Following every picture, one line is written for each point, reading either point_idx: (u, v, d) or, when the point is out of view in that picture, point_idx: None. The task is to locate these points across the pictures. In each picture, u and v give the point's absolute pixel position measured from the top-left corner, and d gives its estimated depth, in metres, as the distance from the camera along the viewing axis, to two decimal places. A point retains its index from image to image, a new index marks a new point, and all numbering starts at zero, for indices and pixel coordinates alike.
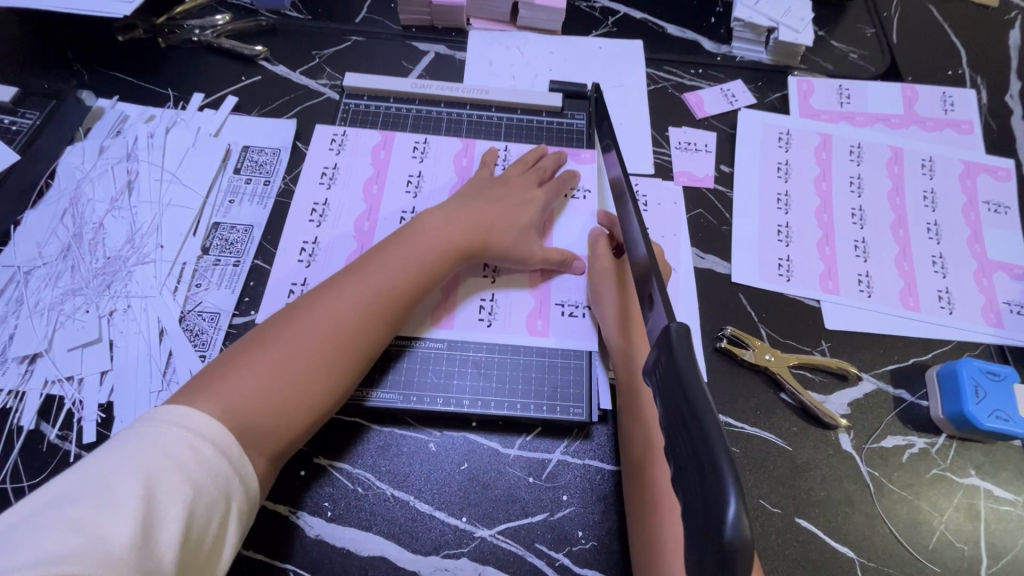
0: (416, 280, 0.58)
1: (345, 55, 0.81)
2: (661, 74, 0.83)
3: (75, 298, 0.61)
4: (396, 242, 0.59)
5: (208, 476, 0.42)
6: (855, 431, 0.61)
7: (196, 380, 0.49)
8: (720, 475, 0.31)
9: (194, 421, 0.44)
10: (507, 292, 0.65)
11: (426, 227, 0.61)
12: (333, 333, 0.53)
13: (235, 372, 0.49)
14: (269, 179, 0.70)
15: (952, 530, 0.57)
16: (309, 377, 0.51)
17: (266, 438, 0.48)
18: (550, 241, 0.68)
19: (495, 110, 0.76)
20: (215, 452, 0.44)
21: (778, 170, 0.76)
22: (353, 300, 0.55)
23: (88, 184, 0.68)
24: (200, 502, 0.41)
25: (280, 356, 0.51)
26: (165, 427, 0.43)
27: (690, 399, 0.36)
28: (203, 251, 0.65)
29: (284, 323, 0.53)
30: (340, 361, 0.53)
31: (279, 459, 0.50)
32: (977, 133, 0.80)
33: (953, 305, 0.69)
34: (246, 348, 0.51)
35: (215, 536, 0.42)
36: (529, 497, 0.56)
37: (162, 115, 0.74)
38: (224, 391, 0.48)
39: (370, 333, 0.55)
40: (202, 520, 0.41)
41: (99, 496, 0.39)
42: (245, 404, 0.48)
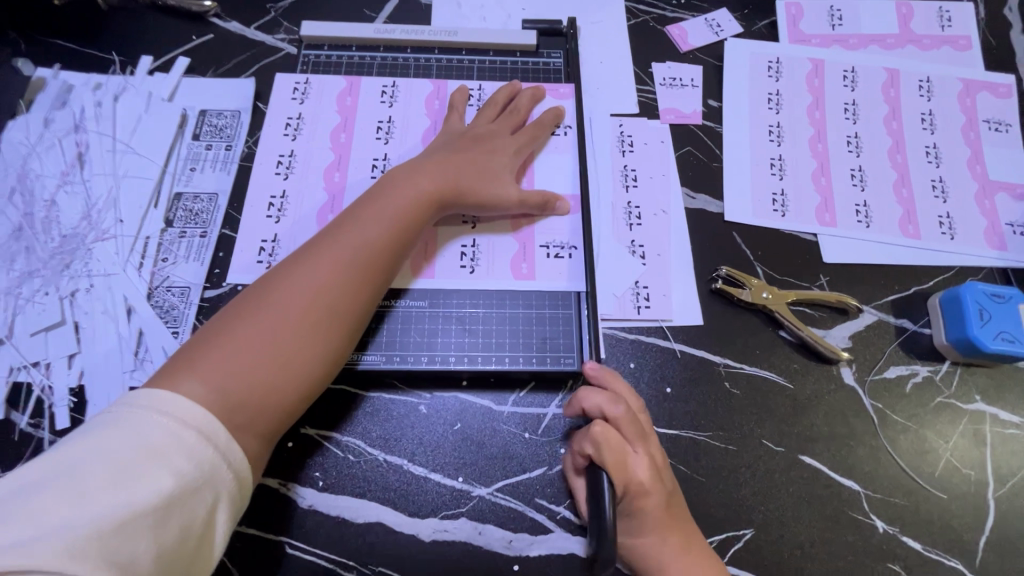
0: (400, 241, 0.55)
1: (301, 5, 0.75)
2: (640, 6, 0.78)
3: (33, 280, 0.58)
4: (373, 200, 0.56)
5: (190, 462, 0.40)
6: (857, 364, 0.60)
7: (175, 359, 0.46)
8: (597, 485, 0.46)
9: (174, 406, 0.41)
10: (488, 238, 0.61)
11: (400, 182, 0.57)
12: (318, 302, 0.50)
13: (217, 350, 0.46)
14: (231, 144, 0.66)
15: (958, 456, 0.56)
16: (299, 349, 0.48)
17: (258, 416, 0.46)
18: (528, 181, 0.64)
19: (466, 53, 0.71)
20: (198, 436, 0.41)
21: (769, 101, 0.72)
22: (336, 264, 0.51)
23: (36, 159, 0.63)
24: (183, 491, 0.39)
25: (264, 329, 0.48)
26: (144, 411, 0.41)
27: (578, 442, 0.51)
28: (167, 223, 0.61)
29: (265, 294, 0.50)
30: (329, 330, 0.50)
31: (272, 435, 0.48)
32: (975, 49, 0.76)
33: (954, 230, 0.66)
34: (226, 324, 0.48)
35: (203, 524, 0.40)
36: (526, 452, 0.54)
37: (109, 82, 0.69)
38: (208, 371, 0.45)
39: (356, 298, 0.52)
40: (185, 510, 0.39)
41: (70, 486, 0.37)
42: (233, 384, 0.45)
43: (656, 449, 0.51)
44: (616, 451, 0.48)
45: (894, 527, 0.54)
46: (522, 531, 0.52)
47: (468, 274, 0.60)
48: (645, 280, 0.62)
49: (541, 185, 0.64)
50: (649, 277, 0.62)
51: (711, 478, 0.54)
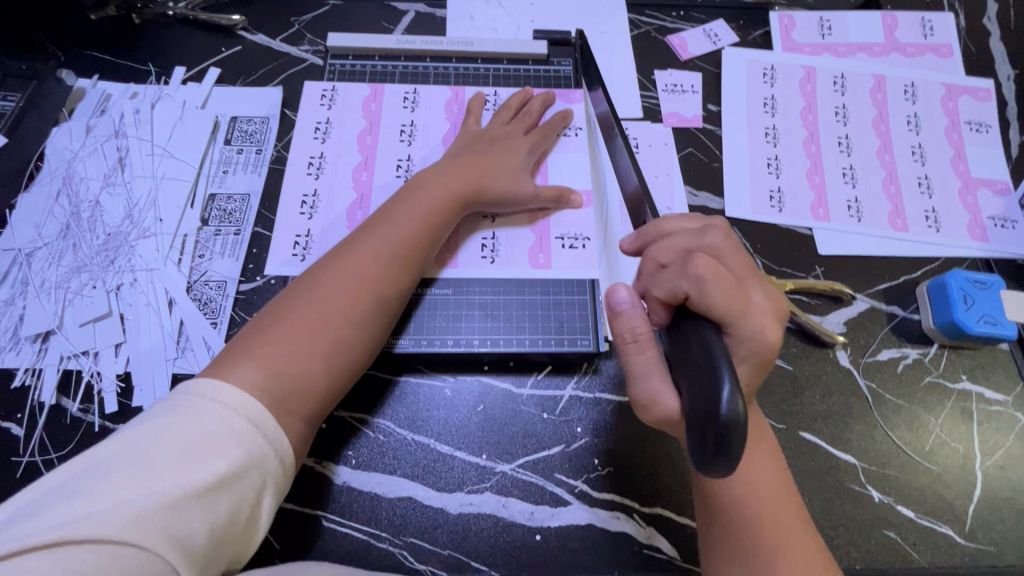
0: (431, 238, 0.59)
1: (324, 19, 0.80)
2: (643, 18, 0.83)
3: (80, 275, 0.62)
4: (404, 200, 0.60)
5: (241, 449, 0.44)
6: (852, 347, 0.64)
7: (229, 347, 0.50)
8: (716, 367, 0.37)
9: (227, 396, 0.45)
10: (507, 231, 0.66)
11: (428, 182, 0.61)
12: (358, 295, 0.54)
13: (269, 338, 0.50)
14: (261, 148, 0.70)
15: (947, 432, 0.60)
16: (342, 339, 0.52)
17: (306, 401, 0.50)
18: (542, 178, 0.68)
19: (481, 62, 0.75)
20: (250, 425, 0.45)
21: (765, 106, 0.77)
22: (374, 260, 0.55)
23: (79, 163, 0.67)
24: (236, 475, 0.43)
25: (311, 319, 0.51)
26: (200, 401, 0.44)
27: (694, 329, 0.42)
28: (203, 222, 0.65)
29: (308, 287, 0.53)
30: (369, 321, 0.54)
31: (316, 417, 0.52)
32: (956, 56, 0.82)
33: (940, 223, 0.71)
34: (275, 313, 0.52)
35: (251, 508, 0.44)
36: (544, 431, 0.58)
37: (145, 91, 0.73)
38: (263, 358, 0.49)
39: (392, 293, 0.56)
40: (236, 491, 0.43)
41: (135, 467, 0.40)
42: (285, 370, 0.49)
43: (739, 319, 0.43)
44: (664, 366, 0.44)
45: (889, 497, 0.57)
46: (543, 503, 0.56)
47: (489, 265, 0.64)
48: None
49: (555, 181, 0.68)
50: None
51: None
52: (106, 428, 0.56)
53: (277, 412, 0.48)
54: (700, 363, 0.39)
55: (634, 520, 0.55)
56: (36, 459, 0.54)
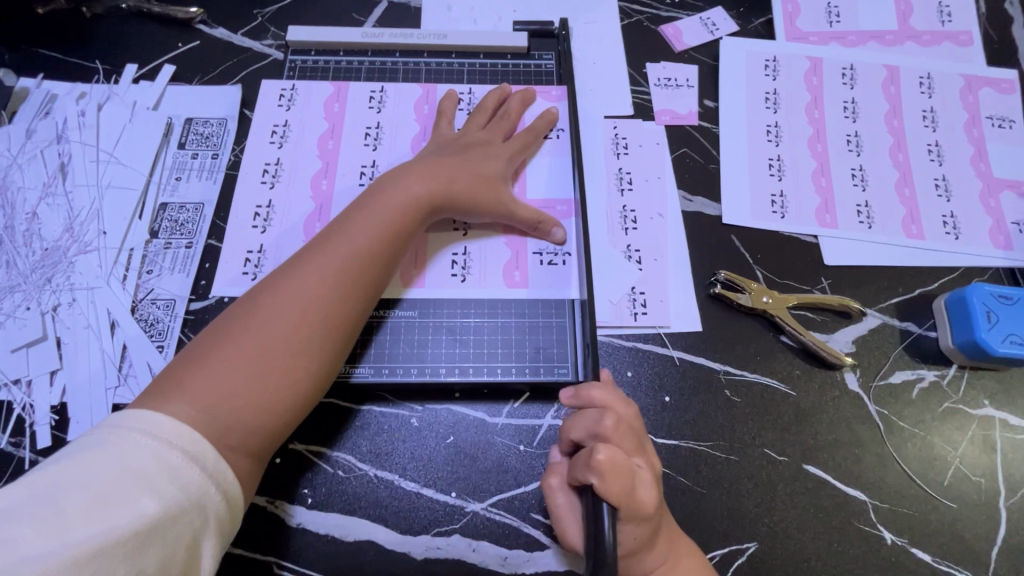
0: (389, 250, 0.53)
1: (289, 11, 0.74)
2: (634, 6, 0.76)
3: (14, 295, 0.56)
4: (362, 209, 0.54)
5: (176, 487, 0.38)
6: (861, 369, 0.58)
7: (162, 381, 0.45)
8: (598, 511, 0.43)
9: (159, 428, 0.40)
10: (480, 246, 0.60)
11: (388, 188, 0.56)
12: (311, 314, 0.48)
13: (204, 371, 0.45)
14: (217, 152, 0.65)
15: (967, 464, 0.55)
16: (292, 364, 0.47)
17: (248, 437, 0.44)
18: (520, 188, 0.63)
19: (456, 56, 0.69)
20: (184, 458, 0.40)
21: (766, 101, 0.71)
22: (323, 276, 0.50)
23: (18, 171, 0.62)
24: (168, 517, 0.38)
25: (251, 347, 0.46)
26: (129, 434, 0.39)
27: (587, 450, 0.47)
28: (151, 234, 0.60)
29: (254, 309, 0.48)
30: (321, 344, 0.48)
31: (265, 453, 0.46)
32: (977, 44, 0.75)
33: (958, 230, 0.64)
34: (214, 342, 0.47)
35: (189, 552, 0.38)
36: (520, 465, 0.53)
37: (93, 91, 0.67)
38: (196, 392, 0.43)
39: (346, 311, 0.50)
40: (169, 535, 0.37)
41: (44, 514, 0.35)
42: (222, 405, 0.44)
43: (653, 460, 0.49)
44: (623, 475, 0.44)
45: (903, 538, 0.52)
46: (518, 547, 0.50)
47: (461, 282, 0.58)
48: (642, 285, 0.60)
49: (536, 193, 0.62)
50: (646, 282, 0.60)
51: (712, 490, 0.53)
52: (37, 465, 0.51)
53: (216, 449, 0.42)
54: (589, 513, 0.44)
55: None
56: None
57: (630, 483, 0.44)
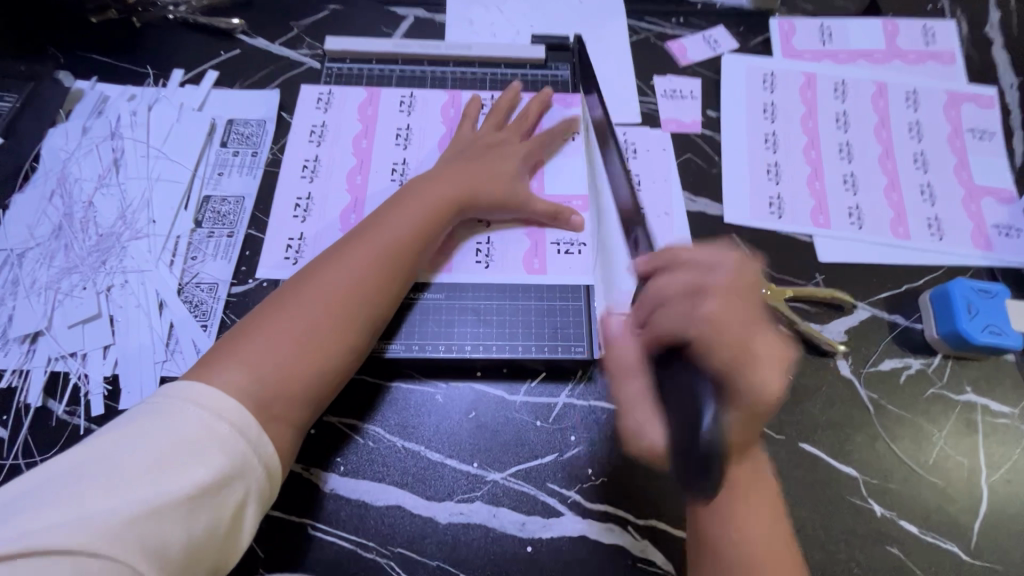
0: (421, 244, 0.58)
1: (324, 23, 0.80)
2: (642, 24, 0.83)
3: (71, 276, 0.61)
4: (397, 205, 0.59)
5: (223, 455, 0.42)
6: (853, 356, 0.62)
7: (213, 351, 0.50)
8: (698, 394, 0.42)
9: (210, 399, 0.44)
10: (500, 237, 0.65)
11: (422, 188, 0.61)
12: (349, 298, 0.53)
13: (253, 343, 0.49)
14: (256, 151, 0.70)
15: (951, 444, 0.59)
16: (331, 343, 0.51)
17: (290, 408, 0.49)
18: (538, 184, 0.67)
19: (479, 66, 0.75)
20: (231, 428, 0.44)
21: (764, 112, 0.76)
22: (361, 265, 0.54)
23: (75, 164, 0.67)
24: (215, 483, 0.42)
25: (295, 325, 0.51)
26: (183, 404, 0.44)
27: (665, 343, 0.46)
28: (196, 224, 0.65)
29: (298, 292, 0.53)
30: (358, 327, 0.53)
31: (303, 424, 0.50)
32: (958, 63, 0.81)
33: (942, 232, 0.69)
34: (261, 318, 0.51)
35: (233, 515, 0.43)
36: (537, 439, 0.57)
37: (142, 93, 0.73)
38: (246, 362, 0.48)
39: (381, 297, 0.55)
40: (217, 500, 0.42)
41: (110, 476, 0.40)
42: (269, 376, 0.48)
43: (773, 342, 0.48)
44: (737, 338, 0.46)
45: (891, 511, 0.56)
46: (535, 514, 0.54)
47: (482, 265, 0.63)
48: None
49: (555, 187, 0.67)
50: None
51: None
52: (92, 431, 0.55)
53: (263, 416, 0.46)
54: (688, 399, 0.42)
55: (628, 532, 0.54)
56: (21, 462, 0.54)
57: (742, 349, 0.45)
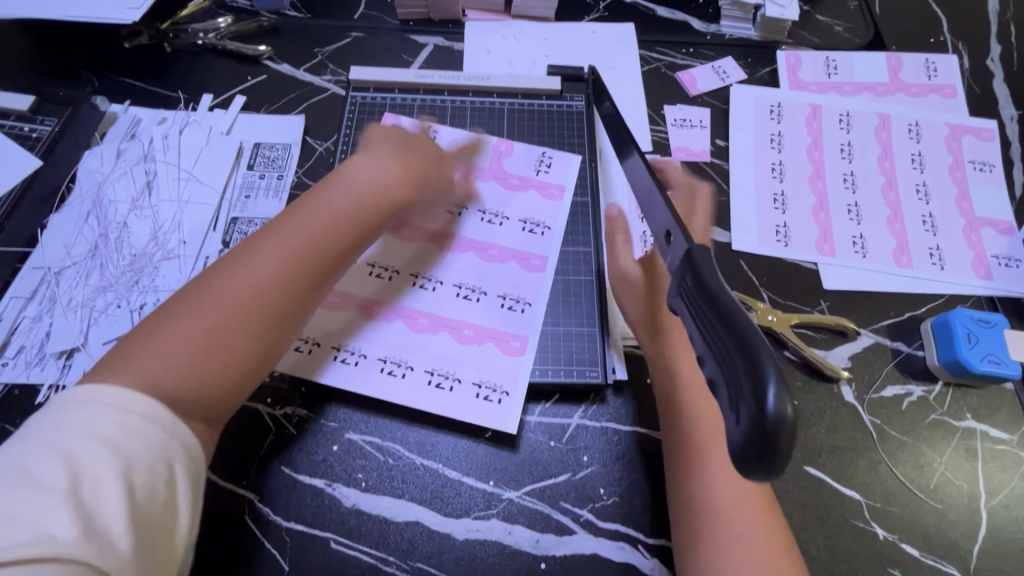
0: (348, 237, 0.57)
1: (347, 50, 0.84)
2: (653, 55, 0.86)
3: (106, 294, 0.64)
4: (321, 196, 0.58)
5: (142, 446, 0.42)
6: (856, 382, 0.65)
7: (112, 354, 0.47)
8: (760, 367, 0.31)
9: (116, 399, 0.43)
10: (512, 253, 0.68)
11: (351, 181, 0.59)
12: (265, 293, 0.51)
13: (153, 344, 0.47)
14: (282, 174, 0.73)
15: (951, 470, 0.61)
16: (241, 339, 0.50)
17: (196, 406, 0.47)
18: (526, 214, 0.70)
19: (497, 96, 0.78)
20: (144, 423, 0.43)
21: (771, 142, 0.79)
22: (278, 259, 0.53)
23: (109, 186, 0.70)
24: (138, 474, 0.41)
25: (203, 324, 0.48)
26: (91, 407, 0.43)
27: (718, 305, 0.35)
28: (224, 244, 0.68)
29: (208, 289, 0.50)
30: (271, 324, 0.51)
31: (217, 420, 0.49)
32: (960, 96, 0.83)
33: (944, 261, 0.72)
34: (164, 317, 0.49)
35: (165, 499, 0.43)
36: (551, 459, 0.59)
37: (173, 116, 0.76)
38: (141, 365, 0.46)
39: (298, 291, 0.53)
40: (145, 488, 0.41)
41: (24, 491, 0.38)
42: (170, 377, 0.46)
43: None
44: None
45: (894, 534, 0.58)
46: (549, 531, 0.56)
47: (521, 275, 0.67)
48: None
49: (546, 216, 0.70)
50: None
51: None
52: None
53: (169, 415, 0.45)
54: (743, 377, 0.32)
55: (639, 551, 0.56)
56: None
57: None
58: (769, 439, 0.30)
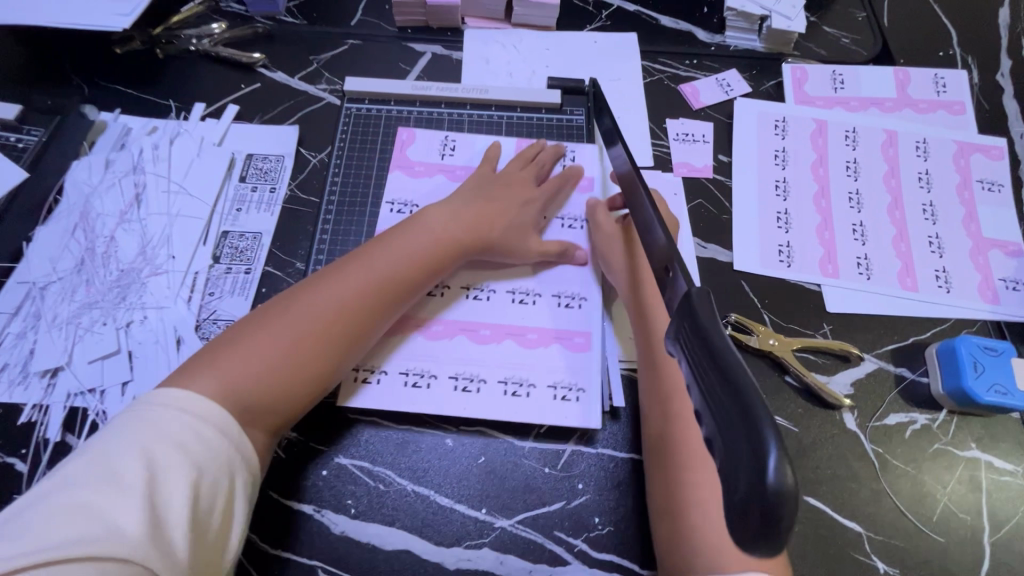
0: (420, 272, 0.61)
1: (343, 58, 0.82)
2: (656, 66, 0.84)
3: (91, 311, 0.62)
4: (404, 232, 0.63)
5: (210, 455, 0.46)
6: (858, 410, 0.63)
7: (198, 356, 0.52)
8: (759, 431, 0.29)
9: (195, 405, 0.47)
10: (560, 244, 0.67)
11: (435, 220, 0.64)
12: (338, 319, 0.56)
13: (237, 353, 0.52)
14: (275, 187, 0.72)
15: (955, 501, 0.59)
16: (312, 360, 0.54)
17: (265, 416, 0.52)
18: (565, 211, 0.71)
19: (495, 109, 0.78)
20: (216, 433, 0.47)
21: (775, 158, 0.77)
22: (357, 288, 0.57)
23: (97, 198, 0.68)
24: (204, 482, 0.44)
25: (282, 338, 0.53)
26: (168, 411, 0.47)
27: (716, 357, 0.33)
28: (214, 260, 0.66)
29: (290, 306, 0.55)
30: (343, 347, 0.56)
31: (279, 430, 0.54)
32: (969, 113, 0.82)
33: (950, 284, 0.70)
34: (249, 329, 0.54)
35: (222, 508, 0.45)
36: (545, 486, 0.58)
37: (164, 126, 0.74)
38: (225, 371, 0.50)
39: (370, 321, 0.58)
40: (207, 495, 0.44)
41: (106, 484, 0.42)
42: (247, 386, 0.51)
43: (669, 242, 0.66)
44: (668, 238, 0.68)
45: (894, 568, 0.56)
46: (542, 562, 0.55)
47: (576, 272, 0.68)
48: None
49: (582, 209, 0.72)
50: None
51: None
52: None
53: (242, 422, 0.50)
54: (740, 440, 0.30)
55: None
56: None
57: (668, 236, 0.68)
58: (768, 513, 0.28)
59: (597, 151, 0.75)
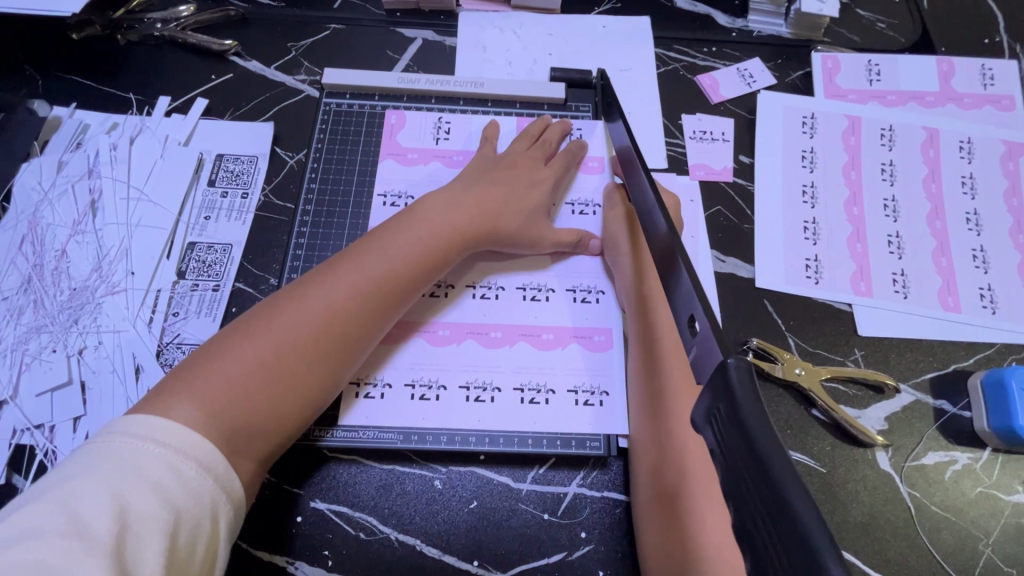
0: (421, 270, 0.55)
1: (324, 45, 0.74)
2: (671, 54, 0.76)
3: (40, 336, 0.56)
4: (398, 226, 0.56)
5: (190, 496, 0.39)
6: (893, 448, 0.57)
7: (171, 379, 0.45)
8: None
9: (174, 438, 0.40)
10: (575, 232, 0.62)
11: (435, 215, 0.57)
12: (331, 327, 0.50)
13: (216, 371, 0.45)
14: (247, 192, 0.64)
15: (1000, 553, 0.53)
16: (305, 374, 0.48)
17: (253, 443, 0.45)
18: (573, 196, 0.66)
19: (492, 104, 0.70)
20: (199, 470, 0.40)
21: (803, 159, 0.70)
22: (350, 289, 0.51)
23: (48, 208, 0.62)
24: (183, 527, 0.38)
25: (268, 351, 0.47)
26: (141, 444, 0.39)
27: (766, 468, 0.29)
28: (179, 275, 0.60)
29: (274, 315, 0.49)
30: (336, 356, 0.50)
31: (269, 458, 0.47)
32: (1019, 108, 0.73)
33: (996, 304, 0.63)
34: (228, 342, 0.47)
35: (204, 557, 0.39)
36: (545, 536, 0.52)
37: (125, 123, 0.67)
38: (204, 392, 0.44)
39: (366, 326, 0.51)
40: (187, 544, 0.38)
41: (66, 534, 0.34)
42: (230, 408, 0.44)
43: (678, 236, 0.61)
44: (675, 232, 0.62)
45: None
46: None
47: (593, 265, 0.63)
48: None
49: (593, 193, 0.67)
50: None
51: None
52: None
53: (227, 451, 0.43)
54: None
55: None
56: None
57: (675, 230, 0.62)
58: None
59: (605, 131, 0.69)
